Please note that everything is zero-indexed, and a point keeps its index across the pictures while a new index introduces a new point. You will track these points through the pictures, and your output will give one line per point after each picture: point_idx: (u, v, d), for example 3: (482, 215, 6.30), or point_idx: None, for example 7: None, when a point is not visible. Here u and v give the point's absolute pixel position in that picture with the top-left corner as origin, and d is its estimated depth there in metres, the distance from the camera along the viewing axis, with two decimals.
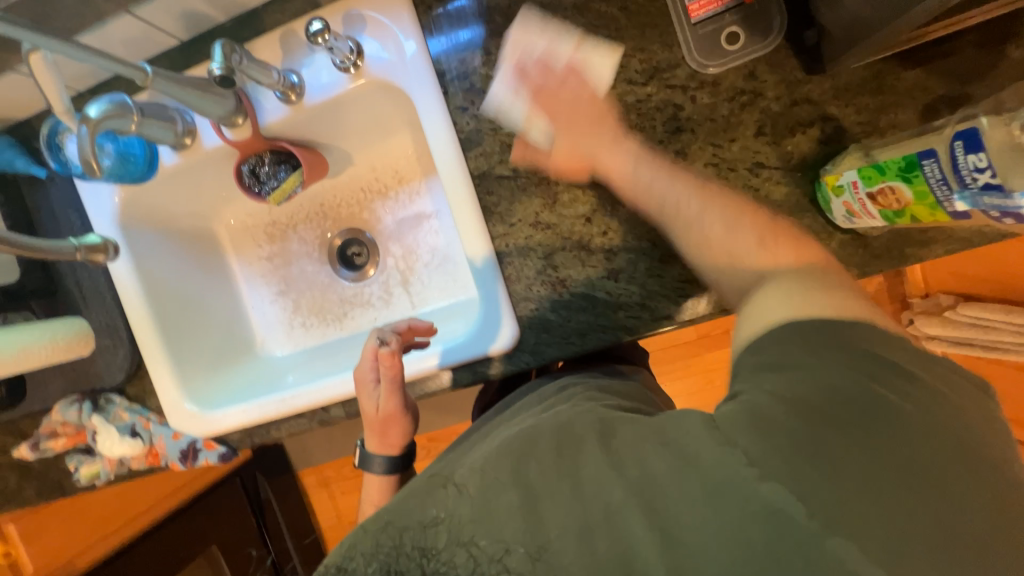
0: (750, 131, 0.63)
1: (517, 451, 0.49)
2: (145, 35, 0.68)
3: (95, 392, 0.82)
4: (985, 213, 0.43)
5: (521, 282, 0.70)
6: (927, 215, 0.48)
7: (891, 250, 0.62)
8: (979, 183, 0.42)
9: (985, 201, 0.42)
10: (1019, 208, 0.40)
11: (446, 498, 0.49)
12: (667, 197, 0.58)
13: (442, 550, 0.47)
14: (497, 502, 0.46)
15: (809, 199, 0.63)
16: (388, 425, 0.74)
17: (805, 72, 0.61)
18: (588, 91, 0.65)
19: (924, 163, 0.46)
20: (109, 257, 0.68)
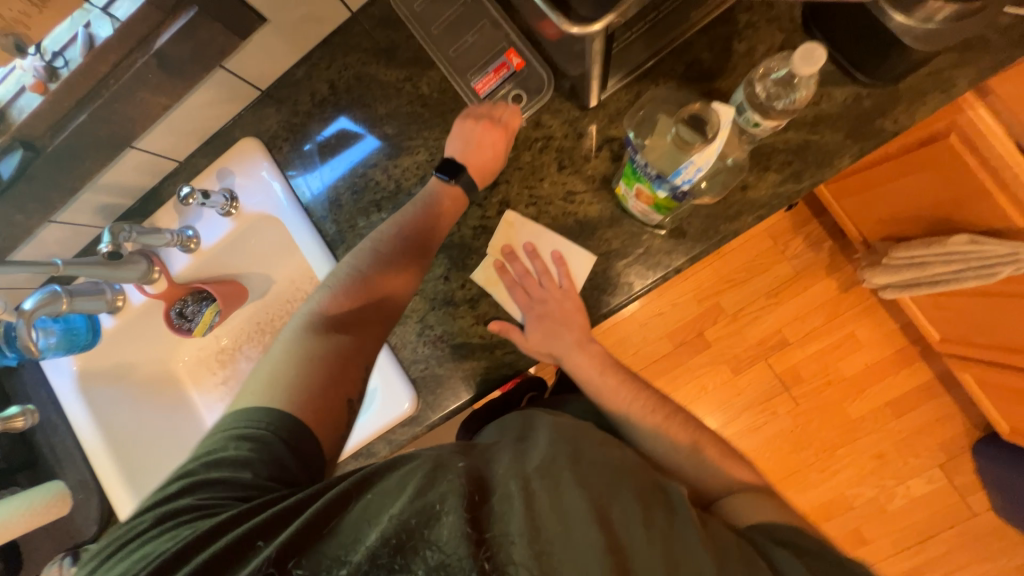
0: (554, 168, 0.72)
1: (605, 485, 0.46)
2: (72, 232, 0.84)
3: (76, 545, 0.90)
4: (677, 197, 0.53)
5: (406, 347, 0.77)
6: (666, 205, 0.56)
7: (708, 232, 0.67)
8: (652, 173, 0.53)
9: (666, 186, 0.52)
10: (678, 188, 0.51)
11: (510, 501, 0.44)
12: (643, 420, 0.67)
13: (453, 544, 0.42)
14: (579, 531, 0.42)
15: (620, 209, 0.70)
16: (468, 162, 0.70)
17: (580, 110, 0.72)
18: (568, 289, 0.70)
19: (635, 165, 0.55)
20: (27, 420, 0.74)
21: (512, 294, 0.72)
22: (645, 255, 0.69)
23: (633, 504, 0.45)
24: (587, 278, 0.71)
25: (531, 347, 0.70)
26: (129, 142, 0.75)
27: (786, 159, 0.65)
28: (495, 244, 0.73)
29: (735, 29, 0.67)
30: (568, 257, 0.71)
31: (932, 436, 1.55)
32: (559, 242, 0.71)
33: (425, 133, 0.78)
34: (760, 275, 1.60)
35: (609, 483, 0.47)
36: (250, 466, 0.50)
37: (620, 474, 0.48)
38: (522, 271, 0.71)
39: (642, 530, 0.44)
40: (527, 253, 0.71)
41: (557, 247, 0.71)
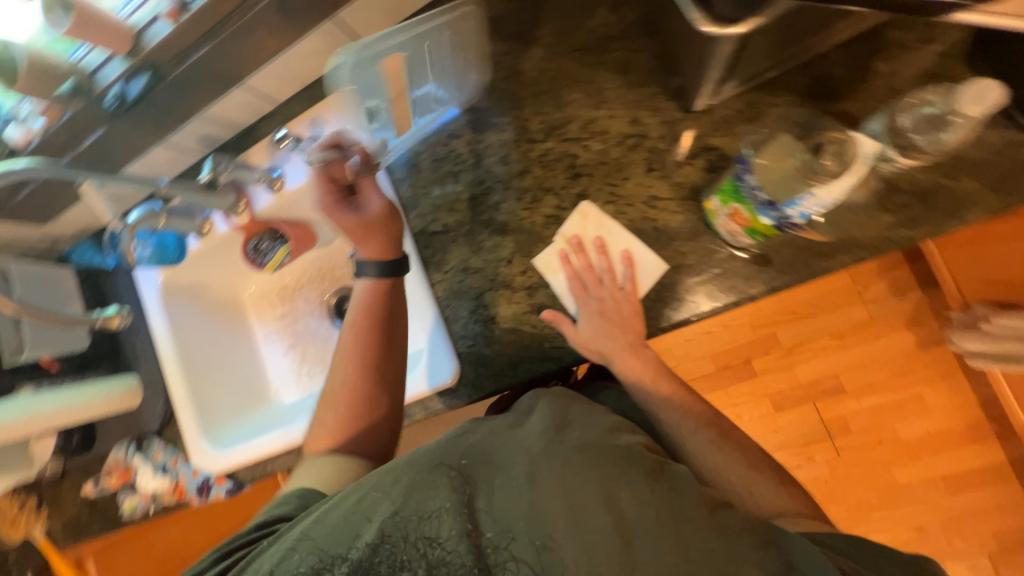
0: (641, 169, 0.69)
1: (610, 474, 0.52)
2: (175, 156, 0.90)
3: (140, 435, 1.01)
4: (782, 226, 0.51)
5: (457, 321, 0.78)
6: (762, 231, 0.53)
7: (796, 265, 0.63)
8: (762, 198, 0.50)
9: (772, 215, 0.50)
10: (791, 217, 0.49)
11: (496, 493, 0.53)
12: (688, 439, 0.66)
13: (451, 542, 0.51)
14: (586, 515, 0.50)
15: (704, 223, 0.66)
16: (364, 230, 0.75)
17: (682, 112, 0.68)
18: (631, 290, 0.68)
19: (739, 184, 0.52)
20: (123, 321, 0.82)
21: (571, 286, 0.71)
22: (722, 276, 0.65)
23: (640, 487, 0.51)
24: (655, 284, 0.68)
25: (583, 343, 0.68)
26: (240, 80, 0.78)
27: (905, 203, 0.59)
28: (564, 231, 0.72)
29: (878, 48, 0.61)
30: (639, 257, 0.68)
31: (988, 522, 1.41)
32: (632, 240, 0.69)
33: (516, 111, 0.76)
34: (829, 313, 1.49)
35: (613, 469, 0.53)
36: (288, 503, 0.64)
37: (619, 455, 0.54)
38: (585, 262, 0.70)
39: (647, 511, 0.50)
40: (596, 244, 0.70)
41: (629, 246, 0.69)
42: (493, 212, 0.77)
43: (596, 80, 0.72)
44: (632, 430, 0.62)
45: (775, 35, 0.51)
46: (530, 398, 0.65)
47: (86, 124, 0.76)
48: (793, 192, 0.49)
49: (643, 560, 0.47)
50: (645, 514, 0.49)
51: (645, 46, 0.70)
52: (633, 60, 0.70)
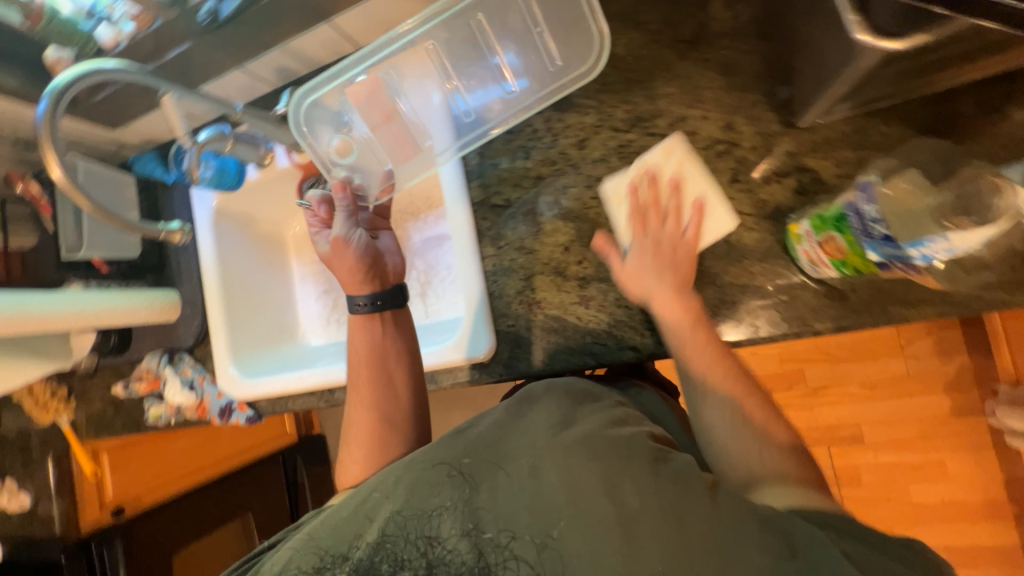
0: (725, 178, 0.66)
1: (611, 464, 0.50)
2: (251, 83, 0.89)
3: (173, 349, 1.04)
4: (890, 263, 0.47)
5: (502, 298, 0.77)
6: (861, 265, 0.51)
7: (871, 307, 0.59)
8: (879, 234, 0.45)
9: (884, 251, 0.46)
10: (907, 257, 0.44)
11: (496, 490, 0.52)
12: None
13: (452, 541, 0.50)
14: (589, 509, 0.48)
15: (780, 246, 0.63)
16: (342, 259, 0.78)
17: (782, 125, 0.64)
18: (691, 241, 0.64)
19: (847, 215, 0.49)
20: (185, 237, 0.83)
21: (631, 218, 0.67)
22: (787, 304, 0.62)
23: (645, 481, 0.49)
24: (716, 240, 0.64)
25: (624, 278, 0.66)
26: (329, 16, 0.77)
27: (1010, 263, 0.55)
28: (646, 158, 0.67)
29: (1017, 92, 0.56)
30: (711, 208, 0.64)
31: None
32: (710, 191, 0.64)
33: (603, 95, 0.73)
34: (865, 362, 1.43)
35: (617, 459, 0.51)
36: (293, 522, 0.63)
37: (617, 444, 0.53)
38: (653, 196, 0.66)
39: (644, 500, 0.48)
40: (672, 182, 0.65)
41: (705, 195, 0.64)
42: (559, 196, 0.75)
43: (695, 77, 0.68)
44: (638, 422, 0.59)
45: (920, 54, 0.47)
46: (532, 388, 0.65)
47: (173, 37, 0.76)
48: (917, 229, 0.44)
49: (643, 553, 0.45)
50: (643, 501, 0.48)
51: (756, 48, 0.66)
52: (739, 62, 0.66)
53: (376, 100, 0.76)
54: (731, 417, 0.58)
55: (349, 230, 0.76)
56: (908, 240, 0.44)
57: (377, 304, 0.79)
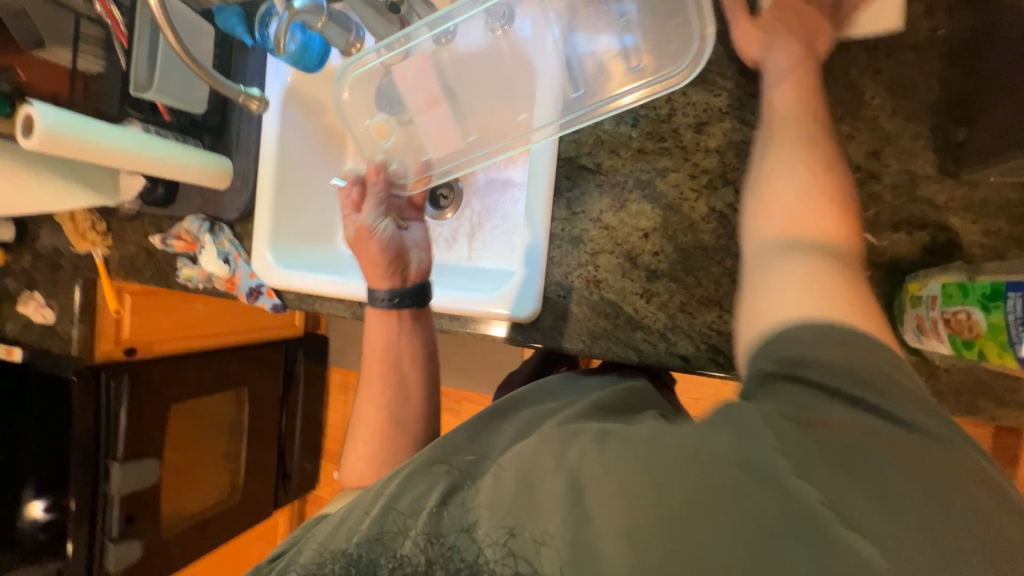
0: (848, 211, 0.59)
1: (557, 444, 0.47)
2: None
3: (215, 218, 1.03)
4: None
5: (561, 265, 0.73)
6: (995, 356, 0.44)
7: (958, 393, 0.54)
8: None
9: None
10: None
11: (485, 483, 0.49)
12: None
13: (450, 538, 0.46)
14: (549, 488, 0.44)
15: (883, 303, 0.57)
16: (361, 244, 0.78)
17: (939, 171, 0.56)
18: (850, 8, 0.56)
19: (1009, 295, 0.42)
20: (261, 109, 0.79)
21: None
22: None
23: (589, 447, 0.45)
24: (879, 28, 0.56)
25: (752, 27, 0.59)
26: None
27: None
28: None
29: None
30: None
31: None
32: None
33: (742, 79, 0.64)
34: None
35: (564, 437, 0.48)
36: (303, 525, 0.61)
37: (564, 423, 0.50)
38: None
39: (594, 462, 0.43)
40: None
41: None
42: (655, 176, 0.68)
43: (857, 87, 0.59)
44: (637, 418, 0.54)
45: None
46: (519, 401, 0.64)
47: None
48: None
49: (613, 534, 0.39)
50: (596, 465, 0.43)
51: (941, 73, 0.56)
52: (915, 84, 0.57)
53: (421, 84, 0.80)
54: (791, 181, 0.48)
55: (376, 219, 0.77)
56: None
57: (395, 300, 0.77)
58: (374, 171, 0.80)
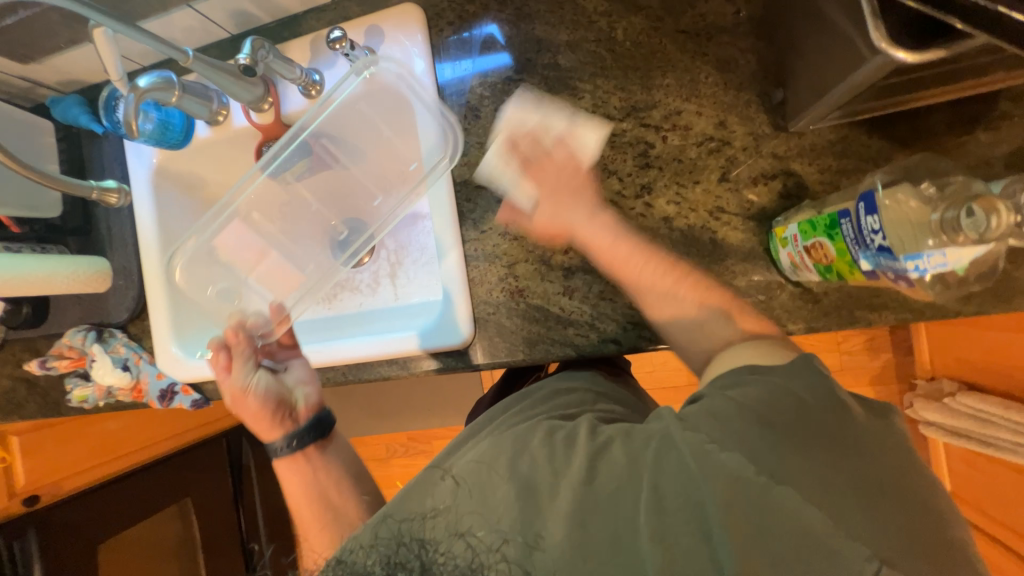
0: (715, 176, 0.66)
1: (581, 456, 0.49)
2: (201, 25, 0.78)
3: (101, 324, 0.92)
4: (881, 274, 0.48)
5: (484, 284, 0.74)
6: (847, 273, 0.52)
7: (840, 310, 0.63)
8: (875, 244, 0.47)
9: (880, 262, 0.47)
10: (905, 272, 0.46)
11: (491, 490, 0.49)
12: None
13: (443, 544, 0.48)
14: (560, 498, 0.47)
15: (763, 247, 0.65)
16: (239, 404, 0.79)
17: (773, 127, 0.65)
18: None
19: (841, 222, 0.50)
20: (122, 200, 0.73)
21: None
22: (764, 305, 0.64)
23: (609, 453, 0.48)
24: None
25: None
26: None
27: None
28: None
29: (986, 114, 0.59)
30: None
31: None
32: None
33: (599, 80, 0.69)
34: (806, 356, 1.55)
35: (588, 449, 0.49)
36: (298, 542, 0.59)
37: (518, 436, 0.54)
38: None
39: (548, 465, 0.49)
40: None
41: None
42: None
43: (693, 70, 0.66)
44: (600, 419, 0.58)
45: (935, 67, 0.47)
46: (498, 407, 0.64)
47: None
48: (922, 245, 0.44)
49: (605, 518, 0.45)
50: (555, 467, 0.49)
51: (753, 47, 0.65)
52: (737, 59, 0.65)
53: (247, 243, 0.86)
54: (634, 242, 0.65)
55: (246, 377, 0.78)
56: (909, 255, 0.45)
57: (292, 444, 0.80)
58: (233, 331, 0.80)
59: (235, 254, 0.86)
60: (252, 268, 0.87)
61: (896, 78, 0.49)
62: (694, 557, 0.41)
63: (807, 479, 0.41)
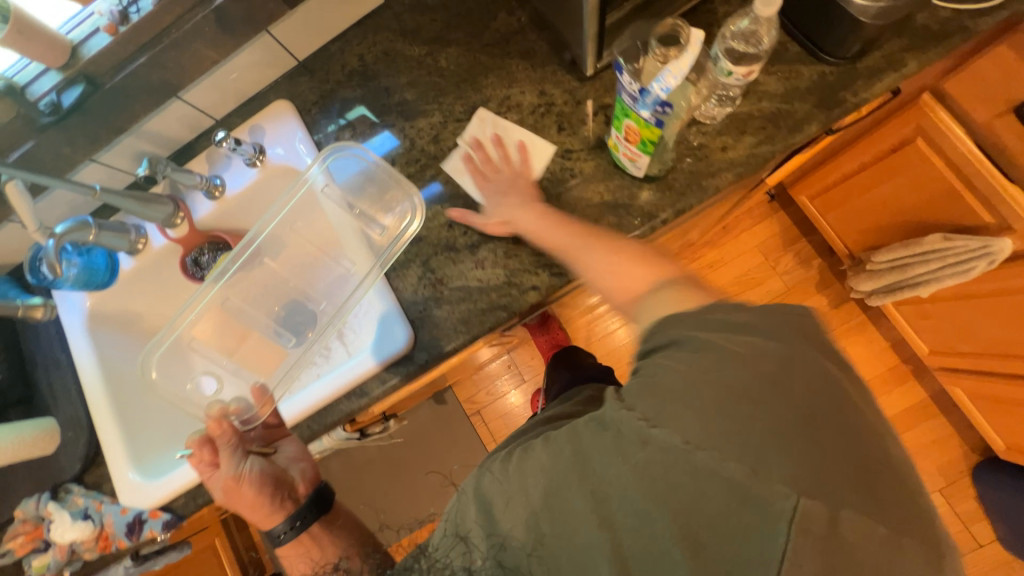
0: (554, 130, 0.80)
1: (578, 472, 0.55)
2: (109, 175, 0.90)
3: (55, 485, 0.88)
4: (658, 115, 0.57)
5: (407, 289, 0.81)
6: (649, 129, 0.60)
7: (691, 187, 0.74)
8: (636, 91, 0.56)
9: (646, 101, 0.56)
10: (660, 95, 0.54)
11: (493, 493, 0.60)
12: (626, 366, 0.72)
13: (443, 549, 0.61)
14: (558, 502, 0.55)
15: (612, 165, 0.77)
16: (235, 497, 0.76)
17: (579, 81, 0.81)
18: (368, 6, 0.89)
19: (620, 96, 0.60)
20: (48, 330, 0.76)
21: None
22: (632, 207, 0.75)
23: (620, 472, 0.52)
24: None
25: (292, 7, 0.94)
26: (177, 91, 0.82)
27: (761, 125, 0.73)
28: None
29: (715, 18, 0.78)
30: None
31: (930, 458, 1.53)
32: None
33: (440, 99, 0.86)
34: (752, 290, 1.66)
35: (585, 465, 0.54)
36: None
37: (525, 449, 0.61)
38: None
39: (544, 472, 0.58)
40: None
41: None
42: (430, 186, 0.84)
43: (506, 67, 0.84)
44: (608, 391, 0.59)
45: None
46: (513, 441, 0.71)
47: (13, 137, 0.76)
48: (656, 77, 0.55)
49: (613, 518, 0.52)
50: (537, 467, 0.58)
51: (542, 37, 0.84)
52: (534, 48, 0.84)
53: (225, 329, 0.92)
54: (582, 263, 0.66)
55: (238, 465, 0.76)
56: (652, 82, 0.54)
57: (298, 524, 0.75)
58: (216, 425, 0.78)
59: (211, 338, 0.91)
60: (233, 352, 0.91)
61: (611, 19, 0.69)
62: (647, 529, 0.50)
63: (778, 423, 0.47)
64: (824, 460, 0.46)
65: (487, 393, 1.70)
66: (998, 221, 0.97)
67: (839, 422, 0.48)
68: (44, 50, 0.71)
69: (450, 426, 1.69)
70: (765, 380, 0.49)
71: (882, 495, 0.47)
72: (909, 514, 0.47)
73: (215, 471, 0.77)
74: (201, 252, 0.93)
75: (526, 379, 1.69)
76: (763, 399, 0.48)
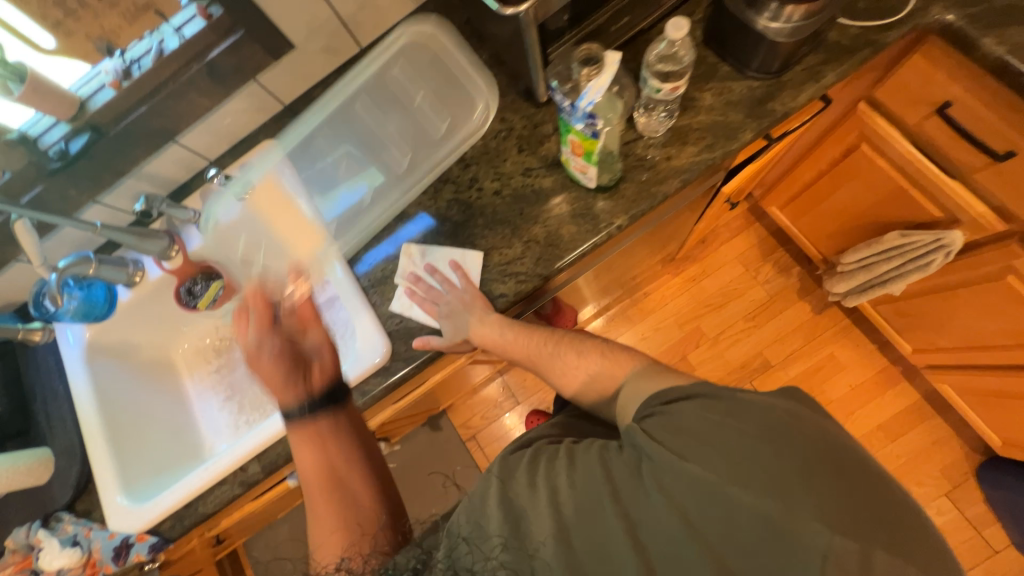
0: (514, 152, 0.88)
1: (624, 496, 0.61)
2: (111, 216, 0.97)
3: (47, 514, 0.90)
4: (591, 126, 0.64)
5: (384, 303, 0.86)
6: (586, 140, 0.67)
7: (641, 195, 0.80)
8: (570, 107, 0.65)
9: (577, 115, 0.64)
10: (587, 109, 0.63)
11: (525, 500, 0.63)
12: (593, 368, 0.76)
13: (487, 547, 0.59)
14: (597, 517, 0.60)
15: (568, 179, 0.84)
16: (260, 366, 0.77)
17: (536, 108, 0.89)
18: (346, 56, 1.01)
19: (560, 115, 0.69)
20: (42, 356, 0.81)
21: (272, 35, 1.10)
22: (587, 215, 0.81)
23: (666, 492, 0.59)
24: None
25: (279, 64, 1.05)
26: (174, 135, 0.91)
27: (701, 135, 0.80)
28: None
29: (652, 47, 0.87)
30: None
31: (932, 461, 1.50)
32: None
33: None
34: (735, 301, 1.69)
35: (634, 488, 0.61)
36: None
37: (557, 462, 0.66)
38: None
39: (589, 484, 0.62)
40: None
41: None
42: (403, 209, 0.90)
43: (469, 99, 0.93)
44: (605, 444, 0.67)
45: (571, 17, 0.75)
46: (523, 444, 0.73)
47: (24, 183, 0.84)
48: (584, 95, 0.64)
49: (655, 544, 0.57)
50: (583, 482, 0.63)
51: (500, 72, 0.93)
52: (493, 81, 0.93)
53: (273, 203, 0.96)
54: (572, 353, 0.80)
55: (262, 336, 0.76)
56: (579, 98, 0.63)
57: (306, 407, 0.75)
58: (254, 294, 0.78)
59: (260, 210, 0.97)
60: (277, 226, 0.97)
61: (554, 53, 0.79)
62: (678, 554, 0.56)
63: (795, 463, 0.55)
64: (838, 499, 0.54)
65: (481, 417, 1.71)
66: (946, 214, 1.02)
67: (824, 452, 0.56)
68: (56, 105, 0.80)
69: (445, 452, 1.69)
70: (777, 427, 0.58)
71: (845, 492, 0.54)
72: (867, 507, 0.54)
73: (246, 333, 0.78)
74: (194, 283, 1.00)
75: (520, 401, 1.70)
76: (781, 443, 0.57)
